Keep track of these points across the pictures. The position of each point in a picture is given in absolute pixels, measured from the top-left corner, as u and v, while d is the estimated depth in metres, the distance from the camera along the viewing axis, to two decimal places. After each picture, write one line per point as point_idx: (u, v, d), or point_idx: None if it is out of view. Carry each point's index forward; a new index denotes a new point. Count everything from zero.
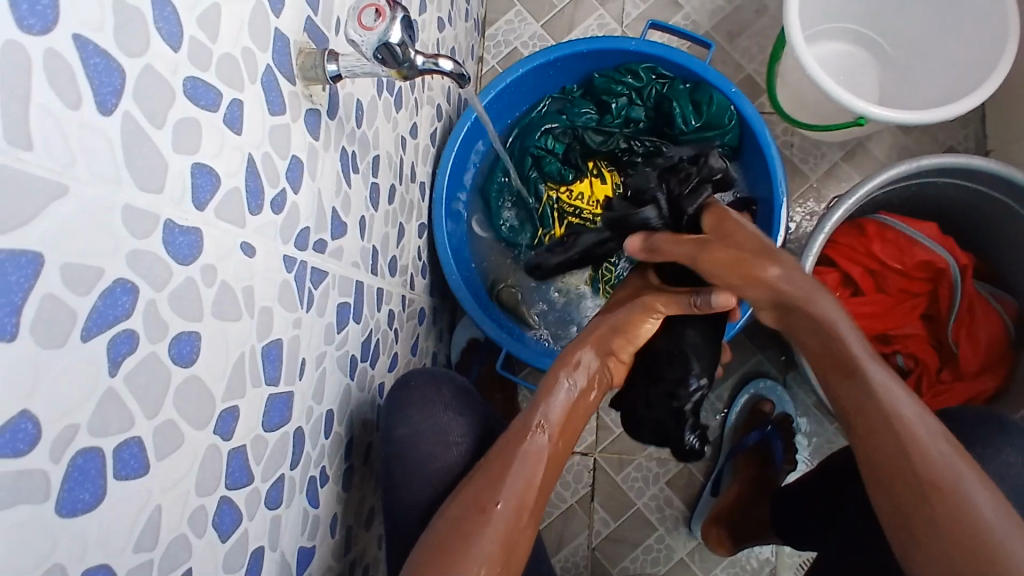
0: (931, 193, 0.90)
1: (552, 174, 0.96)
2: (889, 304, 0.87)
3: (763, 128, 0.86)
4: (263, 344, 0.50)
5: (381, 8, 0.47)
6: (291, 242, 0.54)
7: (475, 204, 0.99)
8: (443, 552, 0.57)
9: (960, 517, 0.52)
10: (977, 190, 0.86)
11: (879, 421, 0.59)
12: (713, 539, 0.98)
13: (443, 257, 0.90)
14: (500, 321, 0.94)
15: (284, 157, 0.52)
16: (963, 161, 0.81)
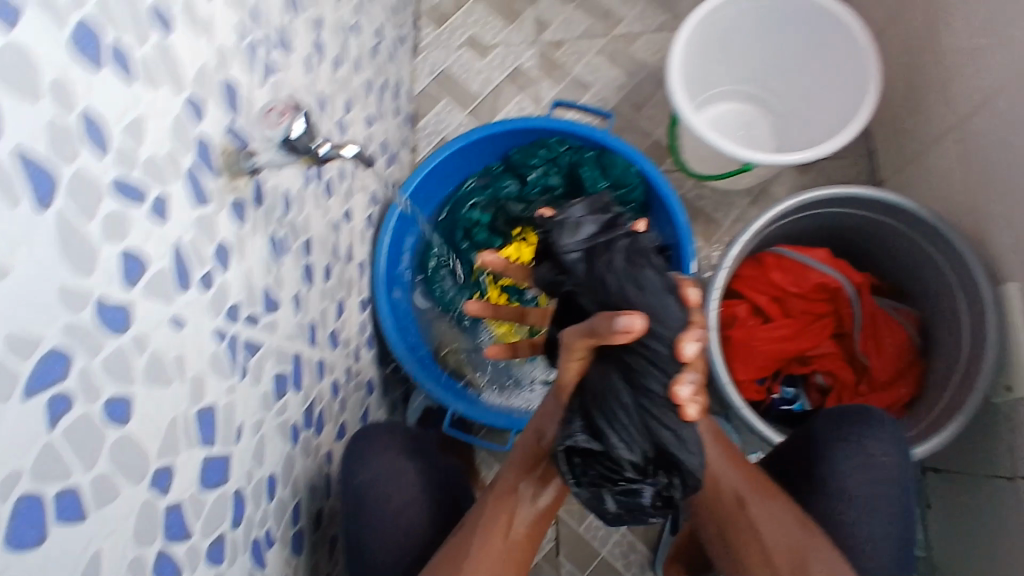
0: (822, 225, 1.02)
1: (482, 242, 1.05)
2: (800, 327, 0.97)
3: (667, 185, 0.98)
4: (197, 410, 0.56)
5: (284, 109, 0.57)
6: (221, 316, 0.60)
7: (415, 278, 1.08)
8: None
9: (779, 536, 0.75)
10: (857, 215, 0.98)
11: (698, 454, 0.82)
12: None
13: (386, 328, 0.97)
14: (446, 383, 1.00)
15: (210, 243, 0.59)
16: (841, 191, 0.93)
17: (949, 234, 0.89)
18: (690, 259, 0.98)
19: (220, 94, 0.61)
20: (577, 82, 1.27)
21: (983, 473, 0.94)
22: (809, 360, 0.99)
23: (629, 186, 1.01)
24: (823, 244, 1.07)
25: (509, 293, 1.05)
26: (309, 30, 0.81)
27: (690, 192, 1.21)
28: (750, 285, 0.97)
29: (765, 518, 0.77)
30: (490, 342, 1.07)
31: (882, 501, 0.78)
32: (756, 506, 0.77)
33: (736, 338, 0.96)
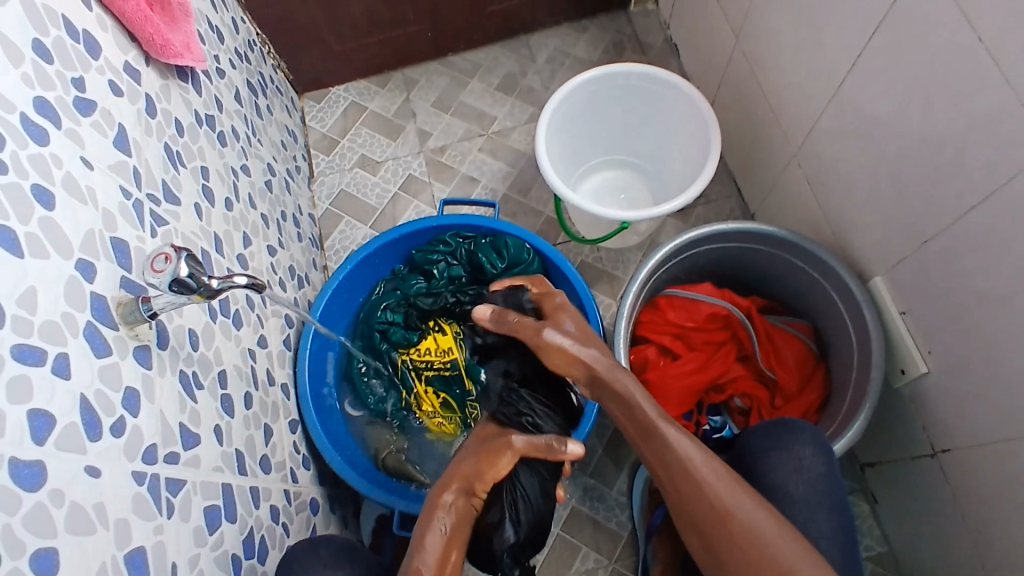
0: (705, 262, 1.11)
1: (400, 341, 1.09)
2: (706, 357, 1.04)
3: (561, 254, 1.07)
4: (124, 553, 0.55)
5: (166, 254, 0.61)
6: (138, 458, 0.61)
7: (343, 389, 1.11)
8: None
9: (756, 548, 0.69)
10: (732, 247, 1.07)
11: (675, 470, 0.73)
12: None
13: (320, 443, 0.98)
14: (390, 485, 1.00)
15: (117, 390, 0.61)
16: (710, 229, 1.02)
17: (811, 247, 1.00)
18: (595, 315, 1.04)
19: (109, 252, 0.65)
20: (466, 179, 1.37)
21: (903, 455, 1.00)
22: (725, 387, 1.05)
23: (526, 260, 1.09)
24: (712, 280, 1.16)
25: (434, 384, 1.08)
26: (194, 179, 0.87)
27: (588, 257, 1.30)
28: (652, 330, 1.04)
29: (752, 533, 0.69)
30: (426, 435, 1.09)
31: (827, 498, 0.81)
32: (742, 520, 0.70)
33: (652, 380, 1.01)
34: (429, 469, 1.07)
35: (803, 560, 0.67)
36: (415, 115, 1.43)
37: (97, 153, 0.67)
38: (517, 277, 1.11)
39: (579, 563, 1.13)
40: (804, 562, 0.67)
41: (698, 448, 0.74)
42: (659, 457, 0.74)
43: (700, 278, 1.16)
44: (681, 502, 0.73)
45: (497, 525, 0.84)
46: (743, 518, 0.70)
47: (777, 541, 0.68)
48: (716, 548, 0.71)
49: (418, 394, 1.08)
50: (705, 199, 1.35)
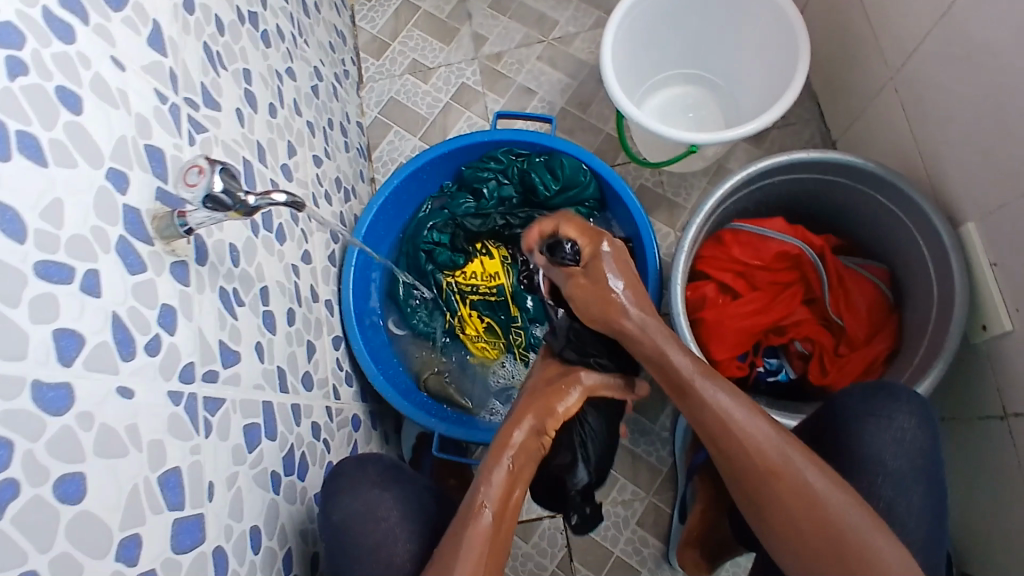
0: (775, 195, 1.02)
1: (446, 263, 1.05)
2: (769, 298, 0.97)
3: (620, 180, 1.00)
4: (159, 474, 0.56)
5: (199, 167, 0.58)
6: (174, 378, 0.60)
7: (387, 308, 1.09)
8: None
9: (802, 501, 0.66)
10: (809, 179, 0.98)
11: (714, 425, 0.72)
12: (689, 561, 1.01)
13: (363, 361, 0.98)
14: (432, 407, 1.00)
15: (152, 308, 0.59)
16: (785, 159, 0.94)
17: (900, 185, 0.90)
18: (652, 248, 0.98)
19: (143, 161, 0.62)
20: (523, 91, 1.28)
21: (970, 416, 0.94)
22: (786, 331, 0.98)
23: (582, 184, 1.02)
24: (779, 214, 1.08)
25: (478, 309, 1.05)
26: (236, 83, 0.82)
27: (649, 181, 1.22)
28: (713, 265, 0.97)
29: (802, 498, 0.66)
30: (468, 359, 1.07)
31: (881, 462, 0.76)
32: (790, 473, 0.67)
33: (708, 319, 0.95)
34: (470, 393, 1.06)
35: (851, 512, 0.65)
36: (471, 18, 1.33)
37: (130, 54, 0.63)
38: (571, 200, 1.05)
39: (615, 494, 1.12)
40: (849, 513, 0.65)
41: (744, 409, 0.71)
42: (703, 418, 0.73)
43: (767, 212, 1.07)
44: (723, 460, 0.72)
45: (570, 466, 0.90)
46: (792, 481, 0.67)
47: (831, 507, 0.65)
48: (762, 505, 0.69)
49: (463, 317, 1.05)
50: (782, 122, 1.23)
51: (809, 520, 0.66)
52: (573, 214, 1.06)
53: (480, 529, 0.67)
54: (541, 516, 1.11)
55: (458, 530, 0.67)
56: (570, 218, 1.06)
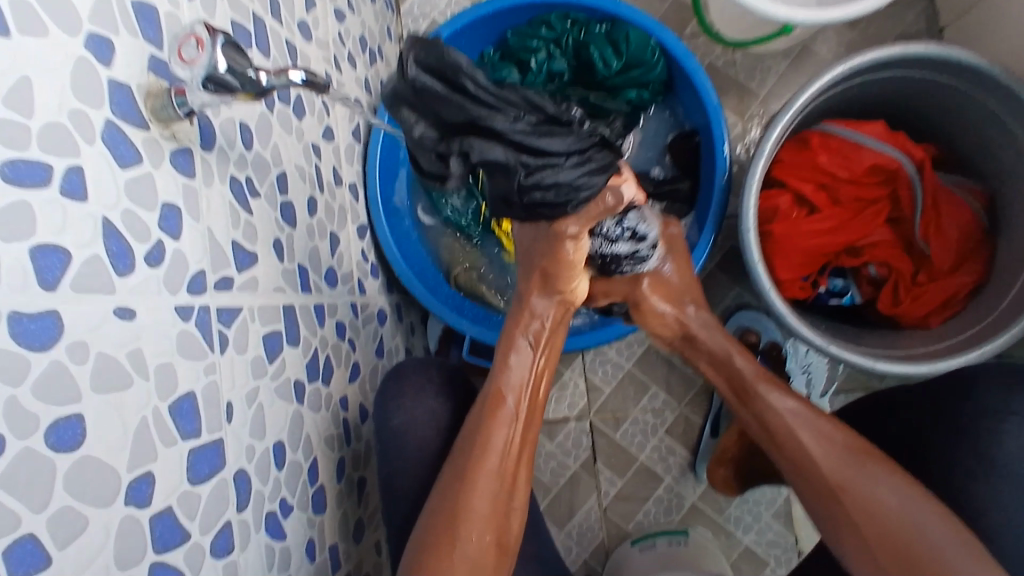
0: (873, 92, 0.88)
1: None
2: (850, 215, 0.86)
3: (695, 64, 0.85)
4: (169, 403, 0.49)
5: (197, 38, 0.46)
6: (182, 291, 0.52)
7: (416, 193, 0.98)
8: (449, 521, 0.70)
9: (807, 466, 0.70)
10: (918, 78, 0.84)
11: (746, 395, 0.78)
12: (720, 480, 0.99)
13: (391, 255, 0.89)
14: (464, 308, 0.93)
15: (152, 209, 0.50)
16: (897, 52, 0.79)
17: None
18: (724, 149, 0.86)
19: (131, 19, 0.49)
20: None
21: None
22: (861, 252, 0.88)
23: (650, 65, 0.88)
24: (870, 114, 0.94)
25: None
26: None
27: (719, 60, 1.06)
28: (793, 173, 0.85)
29: (787, 424, 0.73)
30: (503, 256, 0.98)
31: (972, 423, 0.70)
32: (789, 442, 0.72)
33: (779, 235, 0.85)
34: (500, 292, 0.98)
35: (853, 473, 0.67)
36: None
37: None
38: (633, 82, 0.91)
39: (646, 401, 1.08)
40: (865, 485, 0.66)
41: (752, 365, 0.79)
42: (727, 369, 0.81)
43: (856, 111, 0.93)
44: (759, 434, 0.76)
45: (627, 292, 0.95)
46: (779, 408, 0.75)
47: (805, 431, 0.72)
48: (794, 473, 0.72)
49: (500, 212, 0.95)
50: None
51: (783, 444, 0.73)
52: (633, 99, 0.92)
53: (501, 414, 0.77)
54: (568, 417, 1.08)
55: (481, 421, 0.77)
56: (629, 103, 0.92)
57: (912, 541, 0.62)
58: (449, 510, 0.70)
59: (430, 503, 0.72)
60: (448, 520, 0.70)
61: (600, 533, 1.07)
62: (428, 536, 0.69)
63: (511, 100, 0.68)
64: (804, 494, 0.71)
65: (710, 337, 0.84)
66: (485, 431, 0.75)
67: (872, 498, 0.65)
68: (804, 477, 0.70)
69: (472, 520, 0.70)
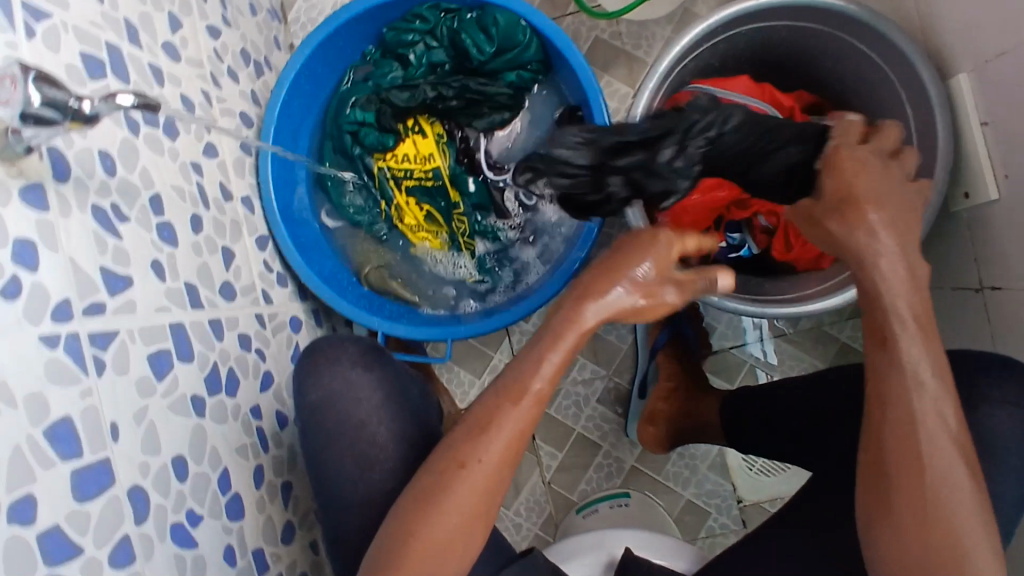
0: (740, 46, 0.92)
1: (372, 145, 0.94)
2: None
3: (564, 37, 0.87)
4: (43, 428, 0.51)
5: (11, 80, 0.47)
6: (45, 320, 0.53)
7: (318, 197, 1.00)
8: (422, 509, 0.66)
9: (909, 436, 0.62)
10: (775, 28, 0.88)
11: (878, 325, 0.65)
12: (650, 438, 1.03)
13: (295, 261, 0.91)
14: (375, 304, 0.96)
15: (1, 244, 0.51)
16: (754, 6, 0.82)
17: (886, 31, 0.79)
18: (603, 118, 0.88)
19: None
20: None
21: (943, 283, 0.95)
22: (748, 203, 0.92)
23: (524, 44, 0.90)
24: (745, 69, 0.97)
25: (416, 196, 0.96)
26: None
27: (605, 32, 1.09)
28: None
29: (905, 387, 0.62)
30: (411, 250, 1.00)
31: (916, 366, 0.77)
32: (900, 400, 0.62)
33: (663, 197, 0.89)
34: (412, 284, 1.00)
35: (949, 470, 0.61)
36: None
37: None
38: (511, 63, 0.93)
39: (576, 373, 1.10)
40: (954, 489, 0.60)
41: (911, 307, 0.64)
42: (868, 290, 0.66)
43: (729, 67, 0.96)
44: (881, 365, 0.64)
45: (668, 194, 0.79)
46: (905, 357, 0.63)
47: (925, 406, 0.62)
48: (884, 416, 0.63)
49: (399, 206, 0.96)
50: None
51: (889, 397, 0.63)
52: (513, 80, 0.94)
53: (520, 415, 0.66)
54: None
55: (494, 407, 0.66)
56: (510, 84, 0.95)
57: (954, 544, 0.60)
58: (456, 453, 0.66)
59: (442, 439, 0.69)
60: (441, 499, 0.65)
61: (547, 506, 1.10)
62: (400, 518, 0.66)
63: (588, 154, 0.79)
64: (870, 425, 0.65)
65: (872, 271, 0.65)
66: (491, 400, 0.67)
67: (932, 484, 0.61)
68: (879, 412, 0.64)
69: (445, 523, 0.65)
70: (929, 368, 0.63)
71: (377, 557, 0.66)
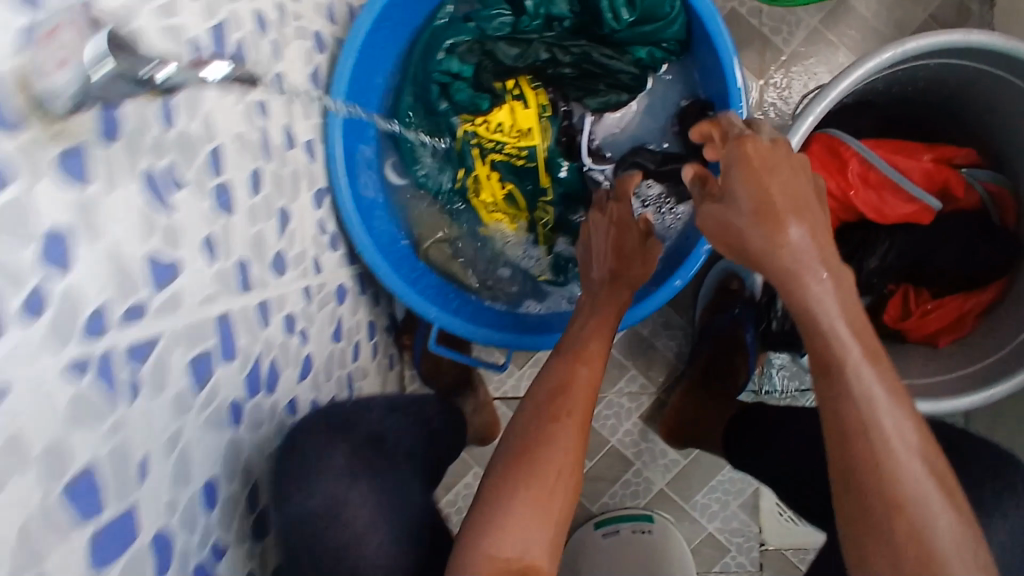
0: (919, 77, 0.76)
1: (464, 104, 0.80)
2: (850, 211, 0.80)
3: (719, 22, 0.71)
4: (63, 484, 0.40)
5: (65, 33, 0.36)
6: (78, 340, 0.41)
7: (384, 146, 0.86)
8: (517, 464, 0.60)
9: (883, 468, 0.52)
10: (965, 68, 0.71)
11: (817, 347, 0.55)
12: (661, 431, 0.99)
13: (351, 223, 0.78)
14: (429, 285, 0.83)
15: (27, 240, 0.37)
16: (957, 40, 0.66)
17: None
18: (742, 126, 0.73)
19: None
20: None
21: None
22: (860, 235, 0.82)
23: (667, 19, 0.75)
24: (923, 99, 0.80)
25: (500, 171, 0.83)
26: None
27: (745, 6, 0.92)
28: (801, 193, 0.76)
29: (863, 423, 0.52)
30: (480, 229, 0.87)
31: None
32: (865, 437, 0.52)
33: None
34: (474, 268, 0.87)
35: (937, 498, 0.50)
36: None
37: None
38: (647, 37, 0.78)
39: (622, 384, 1.02)
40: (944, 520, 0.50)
41: (849, 322, 0.55)
42: (797, 310, 0.57)
43: (907, 94, 0.80)
44: (829, 401, 0.55)
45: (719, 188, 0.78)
46: (855, 388, 0.53)
47: (889, 433, 0.52)
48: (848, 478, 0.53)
49: (478, 180, 0.83)
50: None
51: (853, 438, 0.53)
52: (641, 58, 0.80)
53: (581, 379, 0.67)
54: None
55: (556, 370, 0.68)
56: (637, 61, 0.81)
57: None
58: (539, 424, 0.63)
59: (508, 427, 0.65)
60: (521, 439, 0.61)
61: None
62: (503, 477, 0.60)
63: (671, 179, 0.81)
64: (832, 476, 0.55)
65: (808, 274, 0.55)
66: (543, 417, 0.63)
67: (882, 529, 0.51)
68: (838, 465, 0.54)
69: (547, 473, 0.60)
70: (882, 388, 0.54)
71: (476, 523, 0.57)
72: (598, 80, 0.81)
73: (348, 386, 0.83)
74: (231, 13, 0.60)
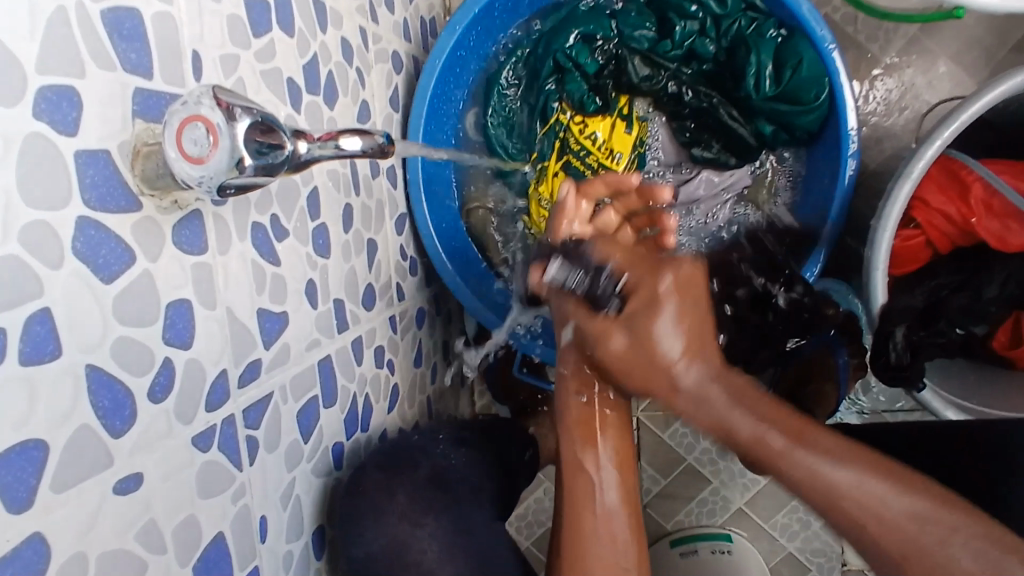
0: None
1: (572, 96, 0.85)
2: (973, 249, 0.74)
3: (846, 98, 0.71)
4: (194, 561, 0.41)
5: (209, 128, 0.30)
6: (197, 415, 0.40)
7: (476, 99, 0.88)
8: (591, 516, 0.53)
9: (868, 525, 0.42)
10: None
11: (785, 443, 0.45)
12: None
13: (418, 204, 0.78)
14: (474, 274, 0.84)
15: (155, 318, 0.38)
16: None
17: None
18: (850, 165, 0.72)
19: (102, 44, 0.35)
20: None
21: None
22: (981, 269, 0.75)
23: (808, 107, 0.76)
24: None
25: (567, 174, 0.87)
26: None
27: (838, 12, 0.91)
28: (924, 216, 0.72)
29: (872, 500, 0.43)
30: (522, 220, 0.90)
31: None
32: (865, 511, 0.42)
33: None
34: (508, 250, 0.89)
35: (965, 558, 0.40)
36: None
37: None
38: (783, 116, 0.79)
39: None
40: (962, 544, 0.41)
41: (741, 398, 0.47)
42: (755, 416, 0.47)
43: None
44: (803, 470, 0.44)
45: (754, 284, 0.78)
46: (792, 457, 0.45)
47: (882, 514, 0.42)
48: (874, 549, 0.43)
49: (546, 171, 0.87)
50: None
51: (842, 506, 0.43)
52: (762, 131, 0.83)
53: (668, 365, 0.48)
54: None
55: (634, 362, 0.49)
56: (761, 133, 0.83)
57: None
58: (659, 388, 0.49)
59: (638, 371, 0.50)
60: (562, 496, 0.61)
61: None
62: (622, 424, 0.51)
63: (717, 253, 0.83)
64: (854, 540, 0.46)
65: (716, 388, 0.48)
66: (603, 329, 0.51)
67: (945, 565, 0.40)
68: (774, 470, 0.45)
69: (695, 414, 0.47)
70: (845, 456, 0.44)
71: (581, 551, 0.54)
72: (711, 132, 0.86)
73: (427, 410, 0.83)
74: (324, 46, 0.60)
